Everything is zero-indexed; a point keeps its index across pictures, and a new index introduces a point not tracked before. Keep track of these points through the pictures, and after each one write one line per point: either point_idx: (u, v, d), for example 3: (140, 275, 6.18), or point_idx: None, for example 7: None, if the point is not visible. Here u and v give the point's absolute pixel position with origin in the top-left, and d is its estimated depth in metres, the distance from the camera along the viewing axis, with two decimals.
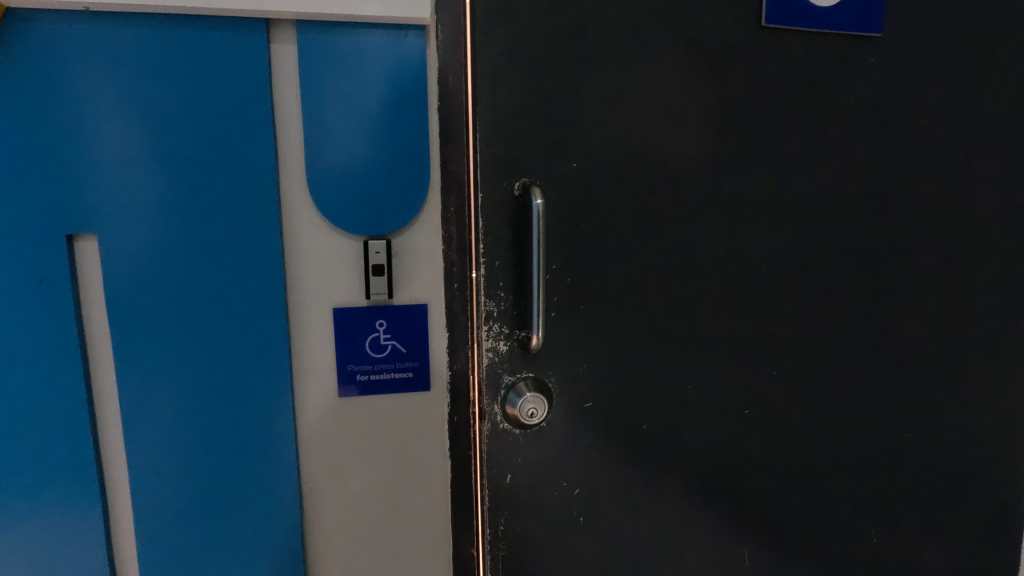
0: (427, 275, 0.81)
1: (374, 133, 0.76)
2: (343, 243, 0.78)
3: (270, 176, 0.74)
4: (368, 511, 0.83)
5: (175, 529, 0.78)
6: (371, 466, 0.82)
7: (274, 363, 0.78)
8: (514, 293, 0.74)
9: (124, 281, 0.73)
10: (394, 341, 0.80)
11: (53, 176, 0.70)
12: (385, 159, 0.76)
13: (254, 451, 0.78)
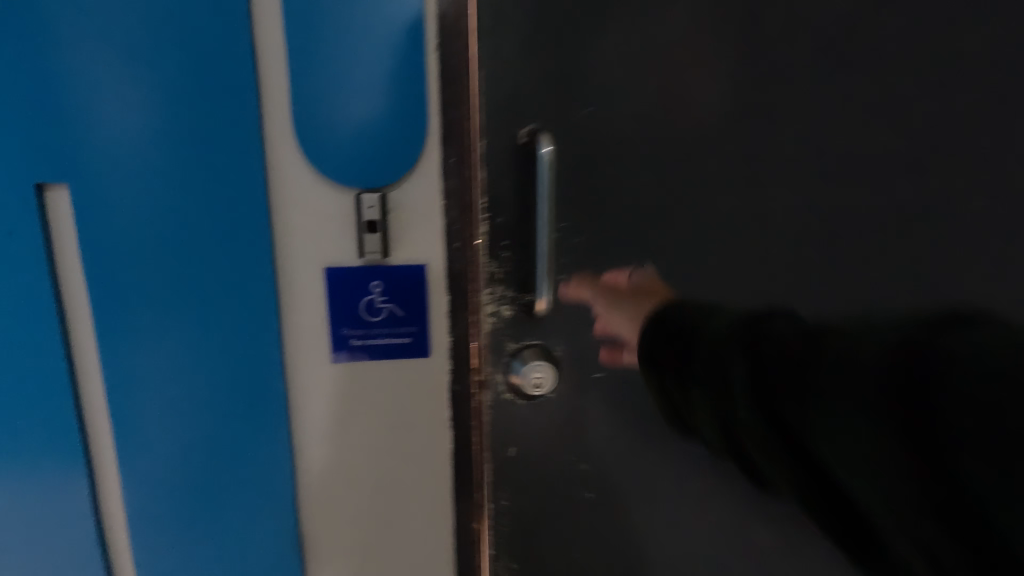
0: (424, 237, 0.90)
1: (375, 99, 0.84)
2: (340, 202, 0.88)
3: (252, 109, 0.82)
4: (362, 447, 0.95)
5: (173, 451, 0.89)
6: (367, 412, 0.94)
7: (259, 288, 0.87)
8: (521, 252, 0.64)
9: (107, 217, 0.82)
10: (388, 304, 0.89)
11: (26, 112, 0.78)
12: (392, 121, 0.85)
13: (244, 376, 0.88)
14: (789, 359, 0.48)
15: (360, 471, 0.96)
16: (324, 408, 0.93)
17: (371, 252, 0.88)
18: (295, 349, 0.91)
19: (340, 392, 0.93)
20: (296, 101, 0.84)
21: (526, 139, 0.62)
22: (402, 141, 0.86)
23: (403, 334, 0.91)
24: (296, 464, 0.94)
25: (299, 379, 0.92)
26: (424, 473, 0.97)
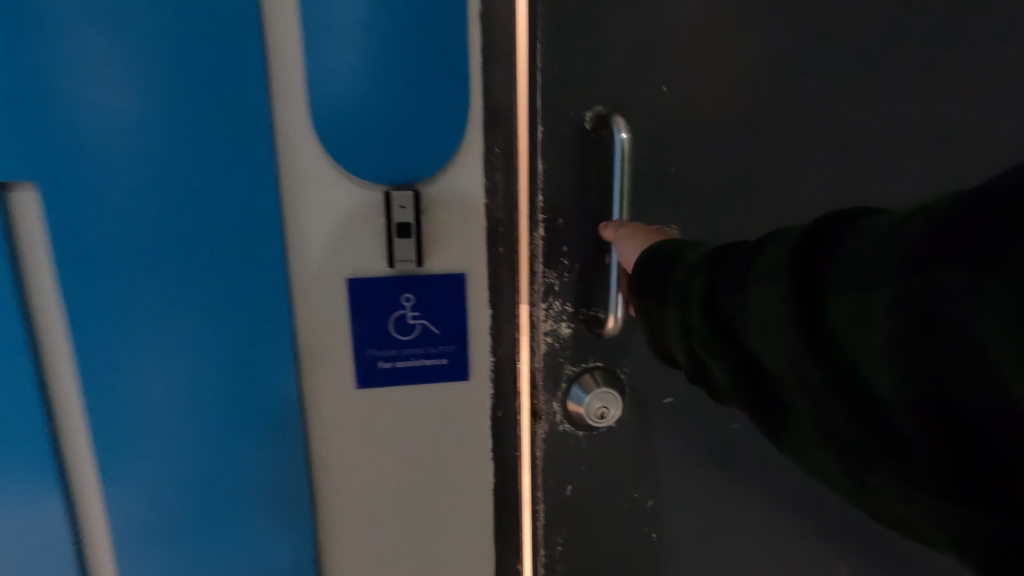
0: (464, 234, 0.60)
1: (381, 64, 0.55)
2: (361, 198, 0.59)
3: (251, 59, 0.54)
4: (381, 525, 0.67)
5: (143, 555, 0.62)
6: (389, 475, 0.66)
7: (246, 323, 0.59)
8: (584, 261, 0.56)
9: (62, 226, 0.53)
10: (425, 321, 0.61)
11: (9, 71, 0.50)
12: (409, 95, 0.56)
13: (224, 451, 0.61)
14: (750, 247, 0.37)
15: (377, 556, 0.68)
16: (342, 477, 0.65)
17: (404, 261, 0.59)
18: (308, 404, 0.63)
19: (364, 448, 0.65)
20: (304, 45, 0.55)
21: (595, 127, 0.55)
22: (451, 124, 0.57)
23: (440, 358, 0.63)
24: (320, 553, 0.67)
25: (314, 439, 0.64)
26: (468, 553, 0.70)
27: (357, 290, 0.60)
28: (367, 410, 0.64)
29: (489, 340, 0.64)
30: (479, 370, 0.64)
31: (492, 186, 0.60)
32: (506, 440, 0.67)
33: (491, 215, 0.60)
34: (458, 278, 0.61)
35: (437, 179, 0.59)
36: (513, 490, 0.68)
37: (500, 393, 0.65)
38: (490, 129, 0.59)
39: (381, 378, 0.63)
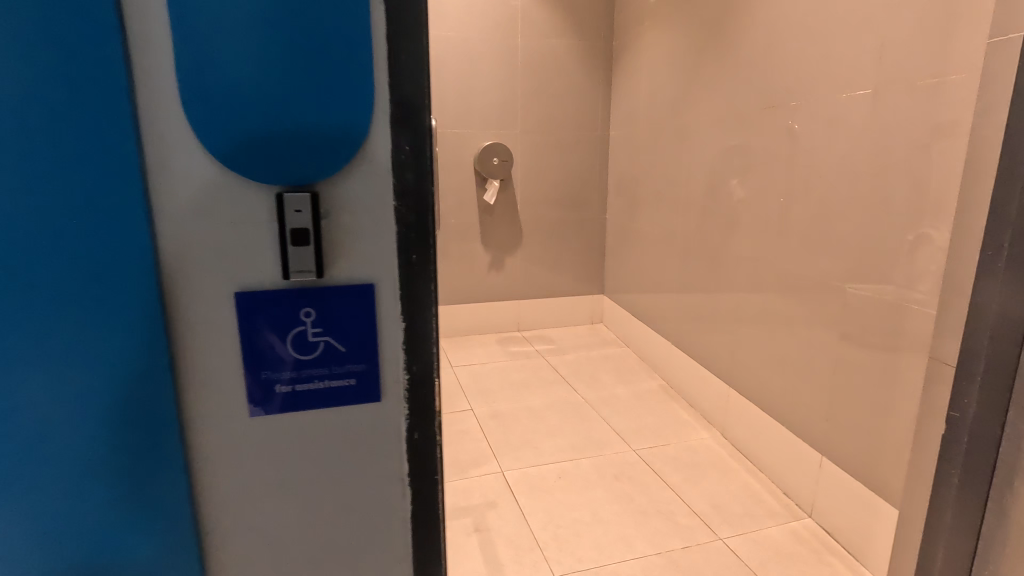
0: (374, 240, 0.54)
1: (270, 45, 0.47)
2: (250, 199, 0.51)
3: (104, 39, 0.46)
4: (285, 562, 0.60)
5: None
6: (291, 508, 0.59)
7: (107, 343, 0.50)
8: None
9: None
10: (329, 338, 0.55)
11: None
12: (304, 83, 0.48)
13: (82, 493, 0.53)
14: None
15: None
16: (236, 513, 0.58)
17: (302, 272, 0.52)
18: (193, 435, 0.55)
19: (261, 481, 0.58)
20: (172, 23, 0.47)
21: None
22: (353, 117, 0.50)
23: (347, 380, 0.56)
24: None
25: (201, 474, 0.56)
26: None
27: (245, 306, 0.53)
28: (261, 440, 0.57)
29: (403, 358, 0.58)
30: (393, 390, 0.58)
31: (403, 189, 0.54)
32: (424, 464, 0.61)
33: (402, 219, 0.55)
34: (367, 291, 0.55)
35: (339, 179, 0.52)
36: (432, 516, 0.63)
37: (416, 414, 0.60)
38: (399, 126, 0.53)
39: (278, 406, 0.56)
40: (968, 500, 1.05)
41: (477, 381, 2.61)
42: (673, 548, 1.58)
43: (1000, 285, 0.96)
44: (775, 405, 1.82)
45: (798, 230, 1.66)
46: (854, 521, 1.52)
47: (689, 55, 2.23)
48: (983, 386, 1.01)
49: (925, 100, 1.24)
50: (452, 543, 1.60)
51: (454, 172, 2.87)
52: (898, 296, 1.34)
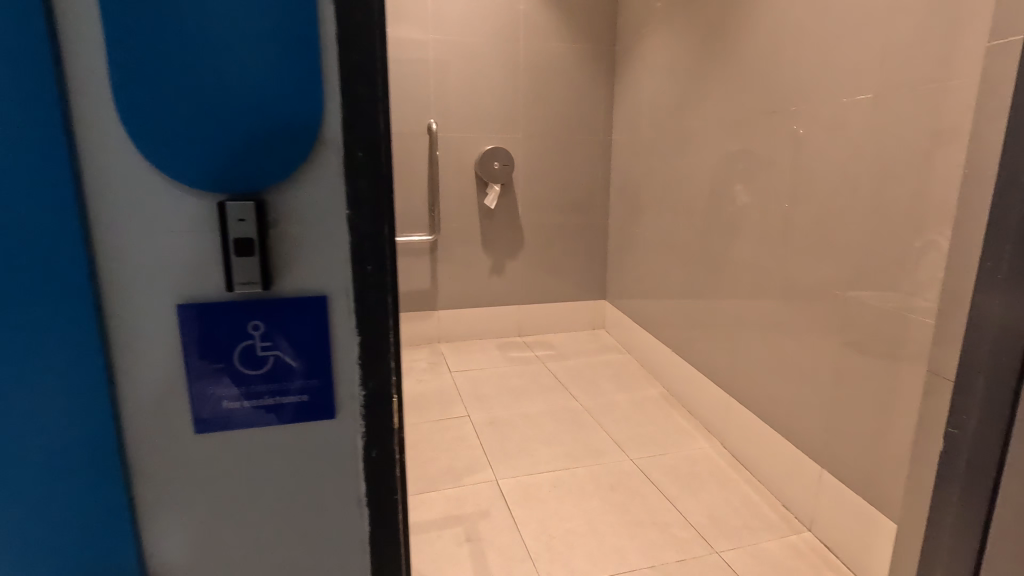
0: (325, 251, 0.52)
1: (212, 48, 0.46)
2: (193, 206, 0.49)
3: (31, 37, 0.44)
4: None
5: None
6: (242, 526, 0.57)
7: (40, 357, 0.48)
8: None
9: None
10: (278, 352, 0.53)
11: None
12: (247, 87, 0.47)
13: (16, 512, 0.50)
14: None
15: None
16: (184, 532, 0.56)
17: (247, 284, 0.50)
18: (137, 452, 0.53)
19: (210, 498, 0.56)
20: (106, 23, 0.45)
21: None
22: (300, 122, 0.48)
23: (298, 396, 0.54)
24: None
25: (146, 492, 0.54)
26: None
27: (189, 318, 0.51)
28: (209, 457, 0.55)
29: (358, 373, 0.55)
30: (348, 406, 0.56)
31: (356, 197, 0.51)
32: (382, 483, 0.59)
33: (356, 227, 0.52)
34: (319, 303, 0.53)
35: (287, 187, 0.50)
36: (391, 538, 0.61)
37: (373, 431, 0.57)
38: (352, 129, 0.50)
39: (226, 423, 0.54)
40: (968, 524, 0.97)
41: (475, 386, 2.58)
42: (668, 561, 1.53)
43: (998, 293, 0.90)
44: (775, 415, 1.78)
45: (799, 237, 1.62)
46: (854, 537, 1.47)
47: (690, 58, 2.20)
48: (979, 404, 0.94)
49: (928, 104, 1.21)
50: (441, 552, 1.56)
51: (455, 176, 2.85)
52: (900, 306, 1.29)
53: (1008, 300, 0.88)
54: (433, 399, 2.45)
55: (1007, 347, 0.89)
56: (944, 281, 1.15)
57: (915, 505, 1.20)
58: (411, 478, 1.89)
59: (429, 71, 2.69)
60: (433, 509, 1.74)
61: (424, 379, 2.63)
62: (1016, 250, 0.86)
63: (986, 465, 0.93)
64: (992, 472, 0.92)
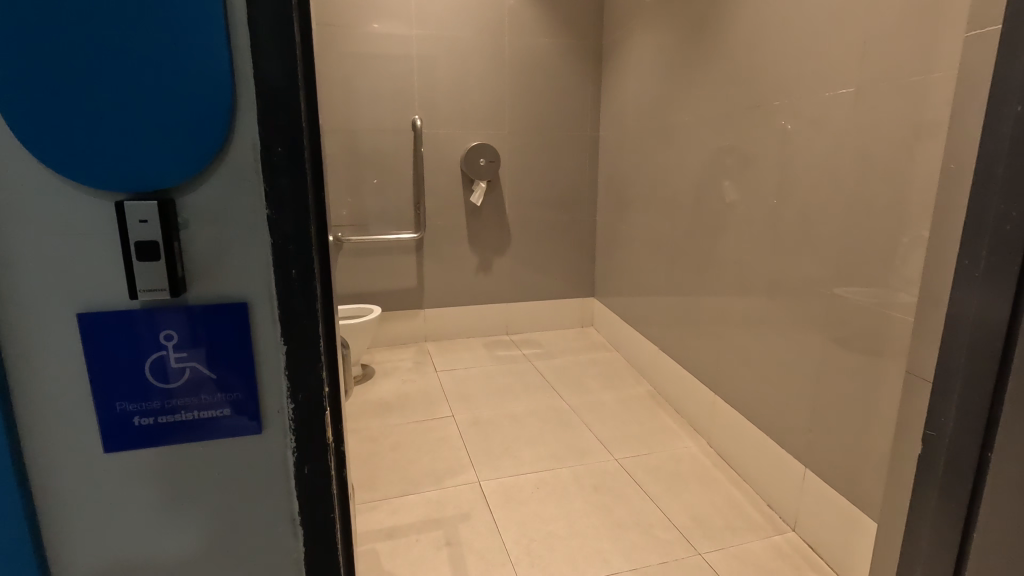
0: (241, 256, 0.49)
1: (107, 43, 0.43)
2: (91, 209, 0.46)
3: None
4: None
5: None
6: (159, 540, 0.55)
7: None
8: None
9: None
10: (194, 362, 0.51)
11: None
12: (148, 84, 0.44)
13: None
14: None
15: None
16: (96, 547, 0.54)
17: (152, 291, 0.47)
18: (41, 466, 0.50)
19: (124, 513, 0.53)
20: None
21: None
22: (209, 119, 0.46)
23: (219, 409, 0.52)
24: None
25: (53, 508, 0.52)
26: None
27: (91, 330, 0.48)
28: (124, 474, 0.52)
29: (285, 384, 0.53)
30: (276, 418, 0.54)
31: (275, 197, 0.49)
32: (313, 497, 0.57)
33: (277, 229, 0.49)
34: (238, 311, 0.50)
35: (197, 187, 0.47)
36: (326, 553, 0.59)
37: (304, 445, 0.55)
38: (267, 124, 0.47)
39: (141, 437, 0.52)
40: (945, 531, 0.93)
41: (460, 386, 2.54)
42: (650, 563, 1.49)
43: (976, 292, 0.86)
44: (760, 415, 1.75)
45: (782, 234, 1.59)
46: (836, 537, 1.45)
47: (674, 53, 2.16)
48: (957, 407, 0.90)
49: (909, 98, 1.17)
50: (419, 556, 1.52)
51: (439, 172, 2.80)
52: (881, 303, 1.27)
53: (986, 298, 0.84)
54: (417, 399, 2.41)
55: (984, 347, 0.85)
56: (924, 279, 1.12)
57: (896, 506, 1.17)
58: (391, 480, 1.85)
59: (413, 66, 2.64)
60: (413, 513, 1.69)
61: (408, 379, 2.59)
62: (994, 246, 0.83)
63: (964, 469, 0.89)
64: (969, 477, 0.88)
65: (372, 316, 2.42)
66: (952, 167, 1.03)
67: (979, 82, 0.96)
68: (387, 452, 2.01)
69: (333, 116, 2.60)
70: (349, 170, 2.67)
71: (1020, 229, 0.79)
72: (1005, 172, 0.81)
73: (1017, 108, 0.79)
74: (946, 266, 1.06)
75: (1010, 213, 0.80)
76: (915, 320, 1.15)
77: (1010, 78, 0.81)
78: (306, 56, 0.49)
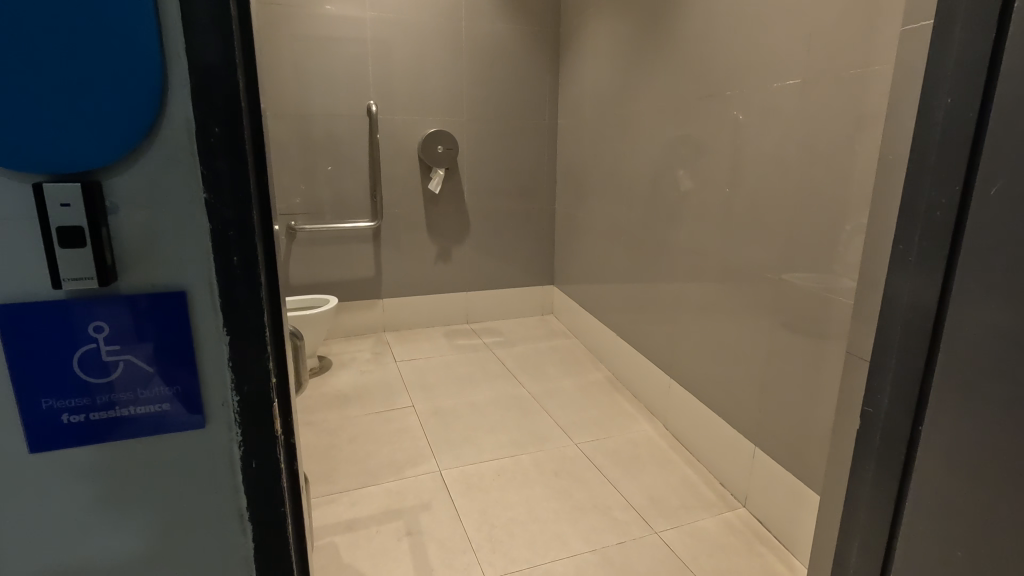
0: (176, 244, 0.47)
1: (22, 18, 0.40)
2: (3, 192, 0.43)
3: None
4: None
5: None
6: (91, 543, 0.52)
7: None
8: None
9: None
10: (129, 356, 0.48)
11: None
12: (68, 66, 0.41)
13: None
14: None
15: None
16: (19, 552, 0.51)
17: (78, 280, 0.44)
18: None
19: (52, 514, 0.50)
20: None
21: None
22: (136, 100, 0.43)
23: (157, 405, 0.50)
24: None
25: None
26: None
27: (12, 324, 0.45)
28: (53, 477, 0.49)
29: (230, 378, 0.51)
30: (220, 413, 0.52)
31: (214, 182, 0.47)
32: (264, 492, 0.56)
33: (216, 215, 0.47)
34: (175, 301, 0.48)
35: (125, 171, 0.45)
36: (277, 550, 0.58)
37: (252, 440, 0.54)
38: (204, 105, 0.45)
39: (69, 437, 0.49)
40: (880, 502, 0.98)
41: (419, 376, 2.52)
42: (608, 544, 1.52)
43: (910, 275, 0.91)
44: (713, 397, 1.80)
45: (733, 221, 1.64)
46: (783, 510, 1.51)
47: (629, 42, 2.17)
48: (892, 385, 0.95)
49: (851, 91, 1.22)
50: (378, 548, 1.50)
51: (395, 159, 2.74)
52: (823, 287, 1.33)
53: (918, 281, 0.89)
54: (375, 390, 2.37)
55: (915, 328, 0.89)
56: (863, 264, 1.18)
57: (837, 481, 1.24)
58: (350, 473, 1.82)
59: (368, 50, 2.57)
60: (372, 505, 1.67)
61: (366, 370, 2.55)
62: (925, 232, 0.87)
63: (898, 443, 0.94)
64: (902, 450, 0.93)
65: (329, 306, 2.36)
66: (889, 157, 1.08)
67: (914, 78, 1.00)
68: (346, 444, 1.98)
69: (283, 101, 2.50)
70: (302, 156, 2.58)
71: (949, 216, 0.83)
72: (935, 161, 0.85)
73: (946, 101, 0.83)
74: (882, 252, 1.12)
75: (940, 200, 0.84)
76: (855, 303, 1.21)
77: (941, 71, 0.84)
78: (245, 33, 0.47)
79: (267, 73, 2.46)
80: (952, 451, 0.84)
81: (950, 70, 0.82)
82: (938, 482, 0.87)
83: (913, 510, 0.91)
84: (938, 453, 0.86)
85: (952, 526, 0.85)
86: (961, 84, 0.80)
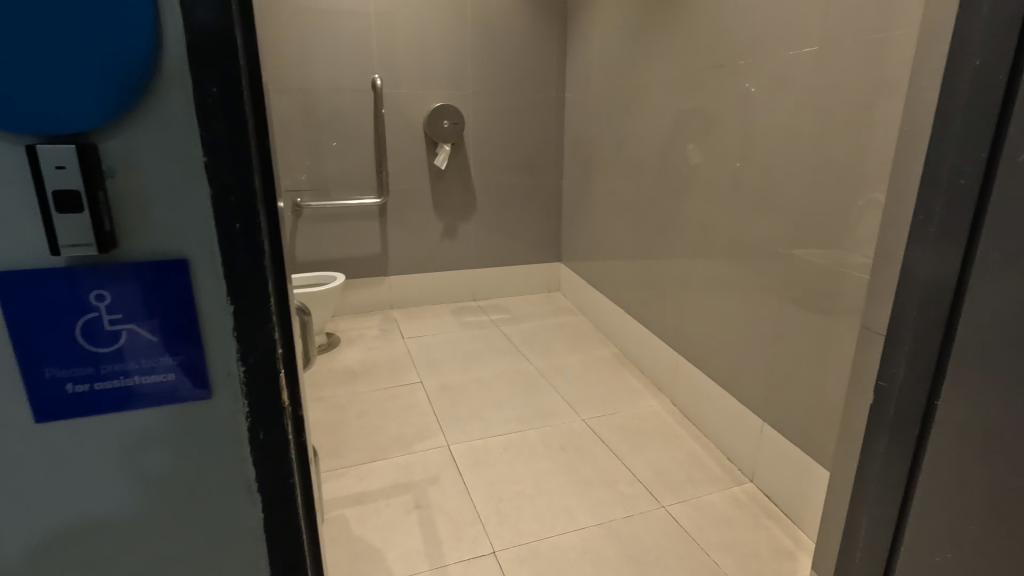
0: (177, 209, 0.46)
1: None
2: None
3: None
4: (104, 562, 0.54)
5: None
6: (100, 511, 0.52)
7: None
8: None
9: None
10: (131, 325, 0.47)
11: None
12: (53, 18, 0.38)
13: None
14: None
15: None
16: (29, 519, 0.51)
17: (77, 247, 0.43)
18: None
19: (61, 482, 0.50)
20: None
21: None
22: (129, 57, 0.41)
23: (162, 375, 0.49)
24: None
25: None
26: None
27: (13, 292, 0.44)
28: (61, 447, 0.49)
29: (235, 349, 0.50)
30: (226, 384, 0.52)
31: (214, 145, 0.45)
32: (272, 463, 0.55)
33: (216, 179, 0.46)
34: (177, 270, 0.47)
35: (122, 135, 0.43)
36: (287, 522, 0.58)
37: (259, 411, 0.53)
38: (201, 65, 0.43)
39: (73, 407, 0.48)
40: (891, 476, 0.97)
41: (426, 352, 2.52)
42: (615, 518, 1.53)
43: (929, 246, 0.88)
44: (722, 373, 1.79)
45: (744, 194, 1.60)
46: (791, 485, 1.51)
47: (639, 9, 2.11)
48: (907, 359, 0.93)
49: (870, 57, 1.17)
50: (387, 521, 1.52)
51: (400, 134, 2.70)
52: (836, 262, 1.30)
53: (937, 253, 0.86)
54: (383, 366, 2.38)
55: (933, 301, 0.87)
56: (879, 238, 1.15)
57: (846, 456, 1.23)
58: (359, 447, 1.84)
59: (370, 21, 2.51)
60: (380, 478, 1.69)
61: (374, 346, 2.56)
62: (947, 201, 0.84)
63: (911, 418, 0.92)
64: (915, 425, 0.92)
65: (336, 283, 2.36)
66: (908, 126, 1.04)
67: (938, 42, 0.96)
68: (354, 419, 1.99)
69: (286, 75, 2.46)
70: (306, 131, 2.55)
71: (972, 184, 0.80)
72: (958, 129, 0.82)
73: (973, 63, 0.79)
74: (899, 225, 1.09)
75: (964, 167, 0.81)
76: (869, 277, 1.19)
77: (969, 33, 0.80)
78: None
79: (269, 46, 2.41)
80: (967, 426, 0.83)
81: (979, 31, 0.78)
82: (952, 456, 0.85)
83: (926, 484, 0.90)
84: (953, 428, 0.85)
85: (965, 500, 0.84)
86: (991, 45, 0.76)
